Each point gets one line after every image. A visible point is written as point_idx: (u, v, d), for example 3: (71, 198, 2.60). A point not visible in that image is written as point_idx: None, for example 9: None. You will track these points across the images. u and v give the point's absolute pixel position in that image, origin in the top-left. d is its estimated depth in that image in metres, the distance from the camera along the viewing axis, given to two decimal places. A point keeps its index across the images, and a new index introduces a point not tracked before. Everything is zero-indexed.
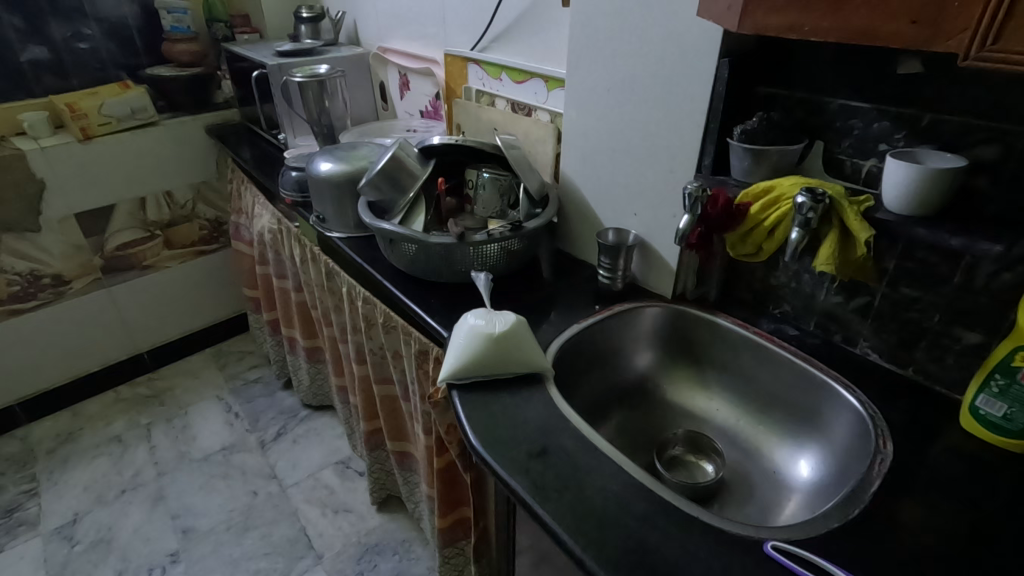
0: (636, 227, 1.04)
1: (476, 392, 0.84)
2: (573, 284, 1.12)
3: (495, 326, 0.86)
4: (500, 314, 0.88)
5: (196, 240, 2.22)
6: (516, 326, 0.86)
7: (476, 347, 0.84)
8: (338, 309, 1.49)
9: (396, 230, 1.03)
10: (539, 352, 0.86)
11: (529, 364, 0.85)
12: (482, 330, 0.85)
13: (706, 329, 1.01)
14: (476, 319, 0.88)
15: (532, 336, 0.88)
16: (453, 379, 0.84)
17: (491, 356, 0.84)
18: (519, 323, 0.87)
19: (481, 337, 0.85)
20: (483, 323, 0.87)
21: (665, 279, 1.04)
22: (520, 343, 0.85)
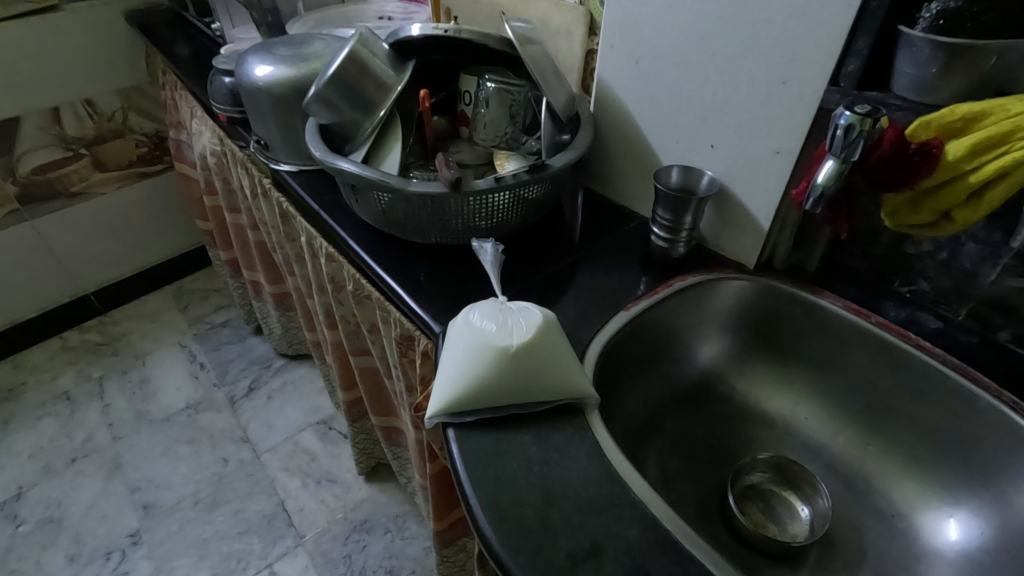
0: (711, 166, 0.71)
1: (485, 435, 0.55)
2: (612, 246, 0.81)
3: (509, 336, 0.57)
4: (515, 312, 0.59)
5: (134, 159, 1.84)
6: (541, 334, 0.57)
7: (479, 369, 0.55)
8: (300, 260, 1.18)
9: (361, 173, 0.70)
10: (578, 368, 0.58)
11: (565, 393, 0.56)
12: (487, 341, 0.56)
13: (804, 315, 0.72)
14: (483, 321, 0.59)
15: (567, 344, 0.60)
16: (445, 418, 0.56)
17: (505, 384, 0.55)
18: (547, 326, 0.58)
19: (489, 355, 0.56)
20: (494, 330, 0.58)
21: (750, 243, 0.73)
22: (550, 359, 0.56)
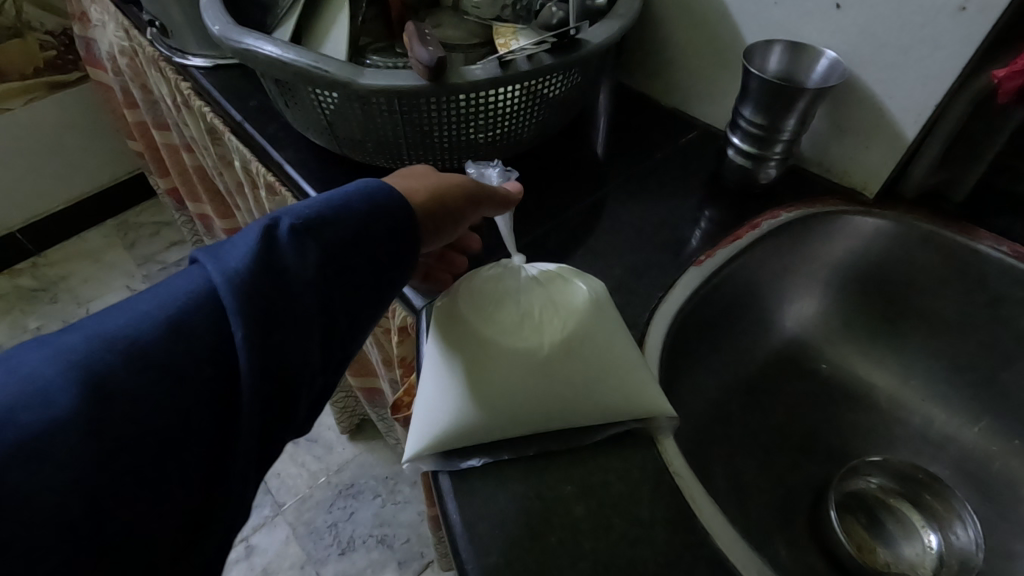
0: (829, 39, 0.47)
1: (501, 487, 0.35)
2: (662, 168, 0.58)
3: (535, 326, 0.38)
4: (540, 288, 0.39)
5: (40, 66, 1.52)
6: (584, 321, 0.38)
7: (487, 376, 0.36)
8: (241, 191, 0.92)
9: (283, 58, 0.43)
10: (642, 368, 0.37)
11: (631, 411, 0.36)
12: (499, 334, 0.37)
13: (949, 264, 0.50)
14: (500, 304, 0.38)
15: (623, 331, 0.38)
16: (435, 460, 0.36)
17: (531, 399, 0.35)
18: (592, 307, 0.39)
19: (503, 355, 0.36)
20: (518, 317, 0.38)
21: (876, 159, 0.49)
22: (601, 358, 0.37)
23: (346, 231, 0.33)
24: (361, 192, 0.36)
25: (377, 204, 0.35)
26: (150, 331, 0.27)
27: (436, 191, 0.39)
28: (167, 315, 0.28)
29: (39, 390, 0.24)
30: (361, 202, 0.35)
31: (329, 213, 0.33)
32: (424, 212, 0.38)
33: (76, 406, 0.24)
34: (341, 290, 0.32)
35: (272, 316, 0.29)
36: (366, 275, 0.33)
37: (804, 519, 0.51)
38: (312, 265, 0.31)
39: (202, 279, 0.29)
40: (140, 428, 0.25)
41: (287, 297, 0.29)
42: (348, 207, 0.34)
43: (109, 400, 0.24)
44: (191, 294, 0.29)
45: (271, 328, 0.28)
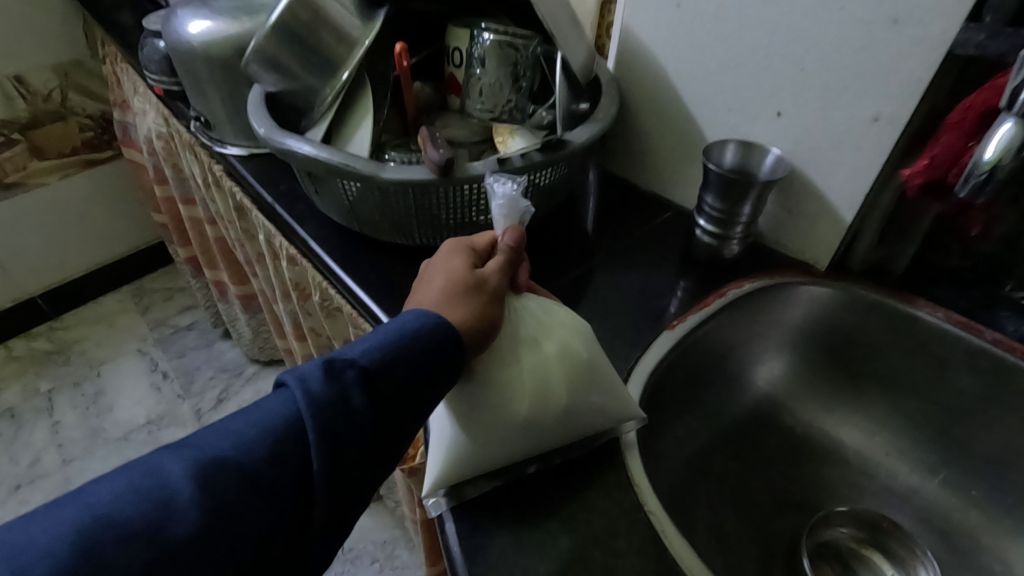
0: (778, 139, 0.55)
1: (492, 524, 0.40)
2: (641, 242, 0.66)
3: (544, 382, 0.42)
4: (537, 346, 0.43)
5: (77, 145, 1.62)
6: (577, 368, 0.43)
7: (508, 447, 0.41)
8: (261, 261, 1.00)
9: (316, 156, 0.52)
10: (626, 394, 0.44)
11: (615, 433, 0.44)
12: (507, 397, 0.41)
13: (894, 329, 0.57)
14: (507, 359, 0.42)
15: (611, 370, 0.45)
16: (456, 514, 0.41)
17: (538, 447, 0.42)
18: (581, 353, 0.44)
19: (517, 422, 0.41)
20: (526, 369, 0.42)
21: (822, 238, 0.57)
22: (595, 400, 0.43)
23: (408, 363, 0.38)
24: (414, 320, 0.40)
25: (438, 336, 0.39)
26: (251, 457, 0.34)
27: (484, 312, 0.41)
28: (264, 442, 0.34)
29: (171, 508, 0.31)
30: (422, 336, 0.39)
31: (392, 347, 0.38)
32: (478, 333, 0.41)
33: (194, 525, 0.31)
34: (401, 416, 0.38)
35: (346, 441, 0.35)
36: (430, 393, 0.39)
37: (780, 567, 0.55)
38: (377, 399, 0.37)
39: (291, 403, 0.36)
40: (242, 539, 0.32)
41: (355, 424, 0.35)
42: (412, 339, 0.39)
43: (222, 517, 0.32)
44: (283, 418, 0.36)
45: (342, 454, 0.35)
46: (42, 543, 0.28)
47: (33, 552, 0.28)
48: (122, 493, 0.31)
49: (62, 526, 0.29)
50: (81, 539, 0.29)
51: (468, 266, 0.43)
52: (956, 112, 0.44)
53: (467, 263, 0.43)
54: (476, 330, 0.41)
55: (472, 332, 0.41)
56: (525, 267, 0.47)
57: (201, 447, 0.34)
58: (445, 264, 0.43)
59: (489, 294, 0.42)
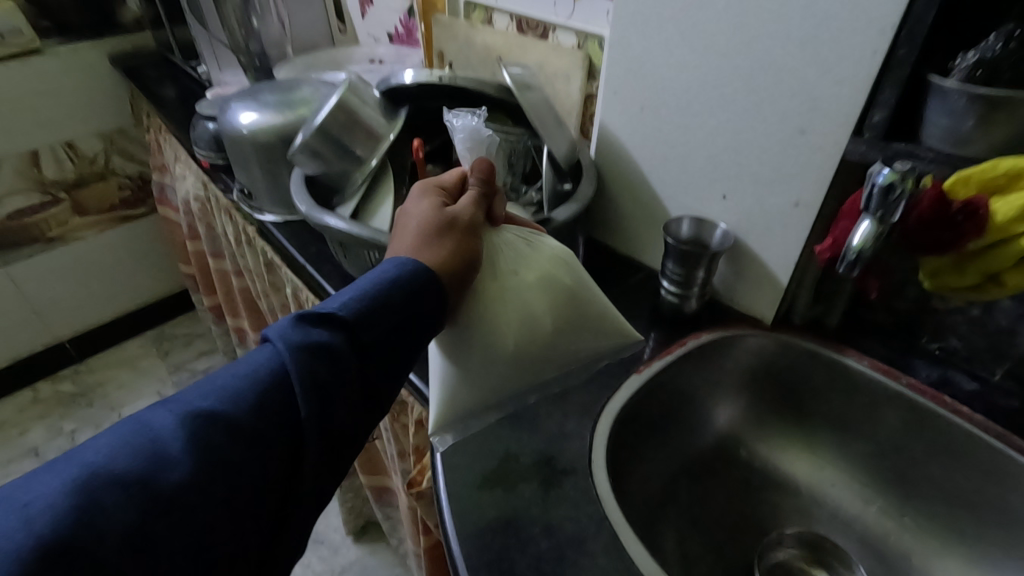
0: (725, 217, 0.67)
1: (487, 539, 0.49)
2: (618, 298, 0.77)
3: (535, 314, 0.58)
4: (526, 281, 0.58)
5: (116, 203, 1.78)
6: (559, 290, 0.60)
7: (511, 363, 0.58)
8: (285, 311, 1.12)
9: (348, 230, 0.64)
10: (597, 305, 0.63)
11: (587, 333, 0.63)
12: (512, 317, 0.56)
13: (830, 374, 0.67)
14: (508, 295, 0.57)
15: (580, 293, 0.62)
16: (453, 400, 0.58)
17: (530, 350, 0.58)
18: (564, 276, 0.60)
19: (518, 345, 0.57)
20: (520, 301, 0.57)
21: (766, 299, 0.68)
22: (573, 314, 0.61)
23: (382, 310, 0.46)
24: (394, 269, 0.48)
25: (411, 285, 0.47)
26: (238, 410, 0.40)
27: (461, 244, 0.51)
28: (249, 395, 0.41)
29: (166, 455, 0.37)
30: (400, 278, 0.47)
31: (370, 295, 0.46)
32: (459, 261, 0.51)
33: (187, 473, 0.36)
34: (375, 357, 0.45)
35: (332, 383, 0.42)
36: (404, 330, 0.47)
37: None
38: (354, 344, 0.44)
39: (274, 358, 0.43)
40: (232, 482, 0.38)
41: (333, 367, 0.42)
42: (390, 284, 0.47)
43: (212, 459, 0.38)
44: (267, 373, 0.42)
45: (325, 399, 0.42)
46: (39, 499, 0.33)
47: (35, 503, 0.32)
48: (111, 450, 0.36)
49: (65, 478, 0.34)
50: (85, 484, 0.34)
51: (437, 207, 0.52)
52: (847, 203, 0.56)
53: (436, 204, 0.53)
54: (458, 259, 0.51)
55: (451, 265, 0.50)
56: (496, 199, 0.57)
57: (189, 402, 0.40)
58: (425, 204, 0.52)
59: (464, 231, 0.52)
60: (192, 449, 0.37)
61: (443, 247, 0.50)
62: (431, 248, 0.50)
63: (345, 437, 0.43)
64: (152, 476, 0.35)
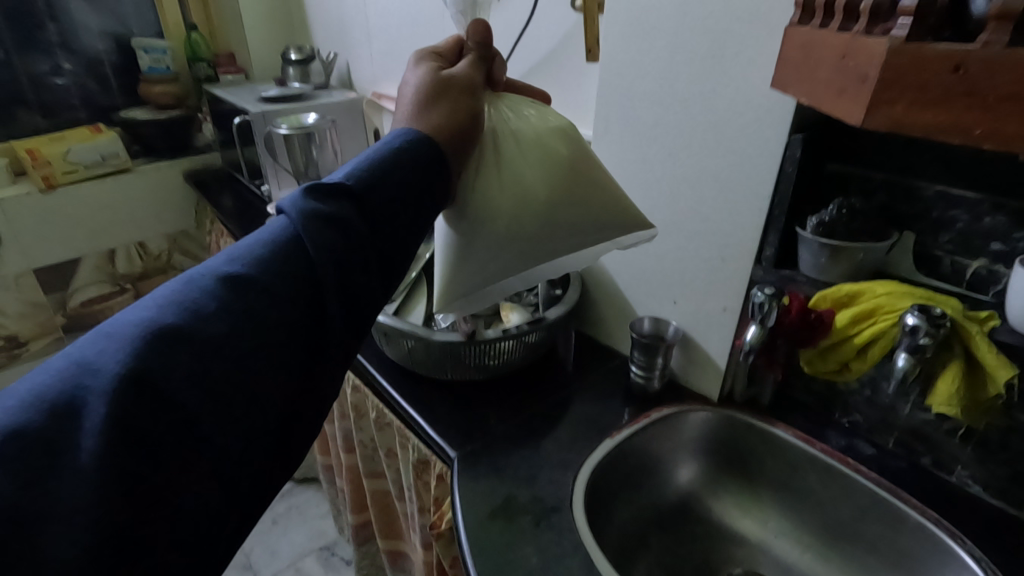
0: (676, 317, 0.89)
1: (486, 558, 0.66)
2: (599, 379, 0.97)
3: (526, 182, 0.58)
4: (520, 149, 0.59)
5: None
6: (556, 158, 0.59)
7: (506, 235, 0.57)
8: None
9: (392, 324, 0.87)
10: (619, 188, 0.63)
11: (605, 224, 0.60)
12: (519, 180, 0.58)
13: (763, 441, 0.85)
14: (499, 162, 0.58)
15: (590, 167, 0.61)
16: (461, 261, 0.59)
17: (524, 214, 0.57)
18: (576, 145, 0.61)
19: (510, 214, 0.57)
20: (512, 167, 0.58)
21: (711, 380, 0.88)
22: (584, 187, 0.60)
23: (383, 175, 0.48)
24: (400, 132, 0.51)
25: (414, 153, 0.50)
26: (260, 271, 0.42)
27: (461, 106, 0.54)
28: (271, 258, 0.43)
29: (200, 309, 0.40)
30: (400, 147, 0.50)
31: (374, 165, 0.48)
32: (455, 123, 0.54)
33: (220, 328, 0.39)
34: (381, 218, 0.47)
35: (346, 250, 0.44)
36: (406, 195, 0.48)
37: None
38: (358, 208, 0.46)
39: (291, 225, 0.46)
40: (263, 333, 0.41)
41: (346, 227, 0.45)
42: (391, 151, 0.49)
43: (244, 312, 0.40)
44: (286, 237, 0.45)
45: (340, 257, 0.44)
46: (117, 340, 0.37)
47: (100, 357, 0.37)
48: (160, 306, 0.39)
49: (119, 330, 0.38)
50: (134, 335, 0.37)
51: (435, 68, 0.55)
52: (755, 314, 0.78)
53: (436, 65, 0.56)
54: (456, 121, 0.54)
55: (448, 131, 0.53)
56: (496, 62, 0.61)
57: (217, 267, 0.43)
58: (424, 69, 0.55)
59: (462, 91, 0.55)
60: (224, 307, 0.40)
61: (438, 111, 0.53)
62: (435, 107, 0.53)
63: (365, 295, 0.46)
64: (186, 327, 0.38)
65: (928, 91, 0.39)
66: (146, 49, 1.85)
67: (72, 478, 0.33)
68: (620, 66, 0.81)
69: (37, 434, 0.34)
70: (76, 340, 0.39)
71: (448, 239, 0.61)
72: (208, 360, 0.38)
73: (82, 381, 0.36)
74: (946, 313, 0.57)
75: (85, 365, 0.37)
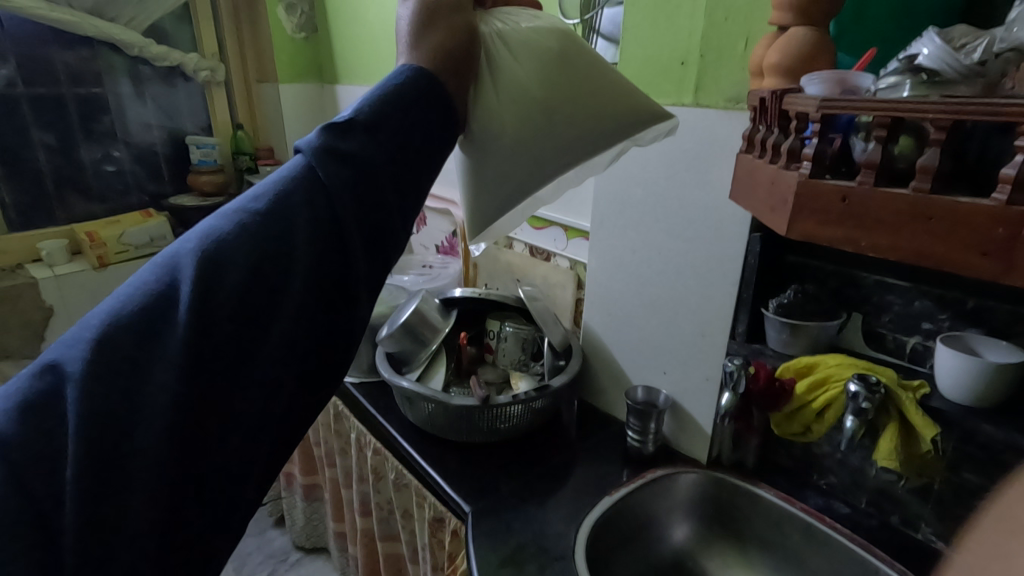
0: (666, 386, 1.00)
1: None
2: (599, 444, 1.07)
3: (526, 93, 0.55)
4: (515, 59, 0.55)
5: None
6: (552, 63, 0.56)
7: (516, 153, 0.55)
8: (343, 453, 1.39)
9: (415, 388, 0.99)
10: (623, 78, 0.58)
11: (631, 136, 0.58)
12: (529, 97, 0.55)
13: (749, 501, 0.93)
14: (496, 71, 0.54)
15: (594, 67, 0.57)
16: (480, 189, 0.59)
17: (530, 124, 0.55)
18: (586, 53, 0.58)
19: (516, 129, 0.55)
20: (509, 76, 0.54)
21: (700, 444, 0.98)
22: (586, 90, 0.56)
23: (390, 108, 0.45)
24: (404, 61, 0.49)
25: (414, 86, 0.47)
26: (278, 211, 0.42)
27: (455, 25, 0.51)
28: (287, 196, 0.43)
29: (226, 247, 0.41)
30: (402, 81, 0.47)
31: (379, 96, 0.46)
32: (455, 46, 0.51)
33: (243, 266, 0.41)
34: (393, 149, 0.45)
35: (362, 186, 0.44)
36: (416, 124, 0.46)
37: None
38: (368, 139, 0.44)
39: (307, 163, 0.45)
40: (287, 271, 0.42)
41: (360, 165, 0.44)
42: (394, 86, 0.47)
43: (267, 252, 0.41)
44: (301, 175, 0.44)
45: (355, 195, 0.43)
46: (167, 276, 0.41)
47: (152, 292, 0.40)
48: (192, 244, 0.41)
49: (166, 270, 0.41)
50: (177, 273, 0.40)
51: None
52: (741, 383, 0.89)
53: None
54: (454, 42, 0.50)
55: (443, 54, 0.50)
56: None
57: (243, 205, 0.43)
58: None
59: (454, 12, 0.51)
60: (254, 248, 0.41)
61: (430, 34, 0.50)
62: (435, 29, 0.50)
63: (390, 228, 0.46)
64: (211, 268, 0.40)
65: (825, 213, 0.53)
66: (197, 145, 2.08)
67: (142, 423, 0.38)
68: (611, 172, 0.98)
69: (110, 360, 0.38)
70: (135, 272, 0.42)
71: (465, 162, 0.60)
72: (245, 305, 0.41)
73: (141, 316, 0.39)
74: (880, 379, 0.69)
75: (146, 297, 0.40)
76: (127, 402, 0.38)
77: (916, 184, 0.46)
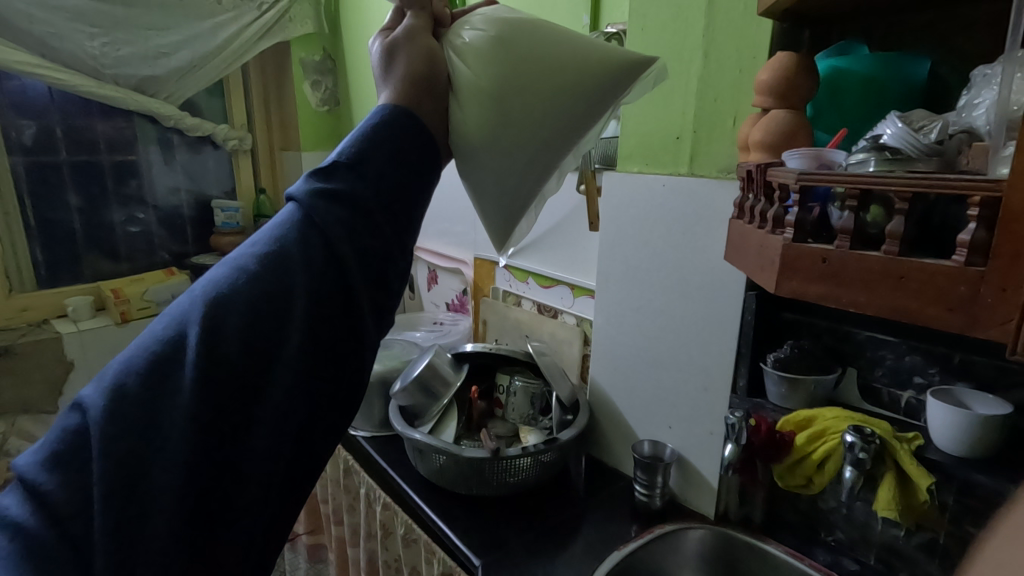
0: (671, 440, 1.03)
1: None
2: (607, 499, 1.08)
3: (490, 100, 0.56)
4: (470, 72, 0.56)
5: None
6: (506, 58, 0.57)
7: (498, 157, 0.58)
8: (351, 510, 1.39)
9: (427, 441, 1.02)
10: (585, 42, 0.59)
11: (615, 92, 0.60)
12: (496, 96, 0.57)
13: (757, 557, 0.94)
14: (458, 84, 0.56)
15: (548, 52, 0.58)
16: (479, 195, 0.63)
17: (503, 125, 0.57)
18: (535, 36, 0.58)
19: (489, 134, 0.57)
20: (469, 86, 0.56)
21: (706, 498, 1.00)
22: (544, 75, 0.57)
23: (371, 147, 0.48)
24: (381, 99, 0.53)
25: (392, 124, 0.50)
26: (275, 254, 0.45)
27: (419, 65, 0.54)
28: (284, 241, 0.45)
29: (227, 292, 0.43)
30: (384, 124, 0.50)
31: (365, 135, 0.49)
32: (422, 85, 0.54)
33: (242, 306, 0.42)
34: (380, 181, 0.48)
35: (355, 220, 0.46)
36: (402, 155, 0.49)
37: None
38: (356, 176, 0.47)
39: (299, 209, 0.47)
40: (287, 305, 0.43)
41: (352, 197, 0.46)
42: (377, 127, 0.50)
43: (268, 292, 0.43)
44: (294, 220, 0.47)
45: (348, 226, 0.46)
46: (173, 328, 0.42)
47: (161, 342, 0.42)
48: (195, 296, 0.43)
49: (170, 322, 0.43)
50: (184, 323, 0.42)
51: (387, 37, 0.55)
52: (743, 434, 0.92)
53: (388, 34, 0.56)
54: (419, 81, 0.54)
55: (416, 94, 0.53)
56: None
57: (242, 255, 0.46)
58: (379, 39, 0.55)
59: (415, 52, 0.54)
60: (254, 290, 0.43)
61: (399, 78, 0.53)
62: (400, 66, 0.54)
63: (388, 254, 0.47)
64: (213, 313, 0.41)
65: (810, 273, 0.58)
66: (222, 208, 2.19)
67: (159, 467, 0.39)
68: (614, 236, 1.05)
69: (127, 416, 0.40)
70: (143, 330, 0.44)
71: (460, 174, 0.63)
72: (249, 341, 0.42)
73: (151, 369, 0.41)
74: (874, 431, 0.72)
75: (155, 348, 0.42)
76: (141, 448, 0.40)
77: (887, 247, 0.52)
